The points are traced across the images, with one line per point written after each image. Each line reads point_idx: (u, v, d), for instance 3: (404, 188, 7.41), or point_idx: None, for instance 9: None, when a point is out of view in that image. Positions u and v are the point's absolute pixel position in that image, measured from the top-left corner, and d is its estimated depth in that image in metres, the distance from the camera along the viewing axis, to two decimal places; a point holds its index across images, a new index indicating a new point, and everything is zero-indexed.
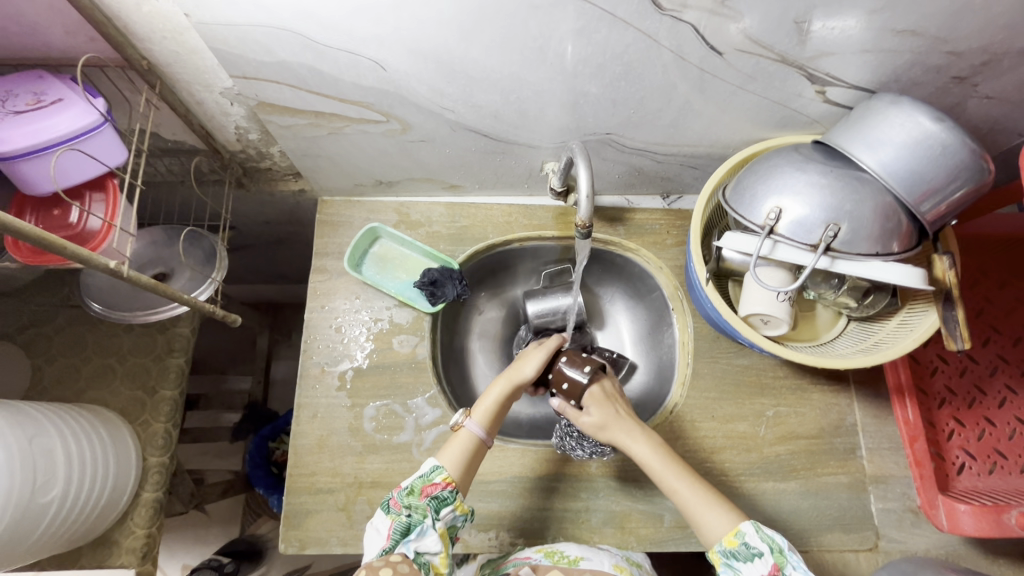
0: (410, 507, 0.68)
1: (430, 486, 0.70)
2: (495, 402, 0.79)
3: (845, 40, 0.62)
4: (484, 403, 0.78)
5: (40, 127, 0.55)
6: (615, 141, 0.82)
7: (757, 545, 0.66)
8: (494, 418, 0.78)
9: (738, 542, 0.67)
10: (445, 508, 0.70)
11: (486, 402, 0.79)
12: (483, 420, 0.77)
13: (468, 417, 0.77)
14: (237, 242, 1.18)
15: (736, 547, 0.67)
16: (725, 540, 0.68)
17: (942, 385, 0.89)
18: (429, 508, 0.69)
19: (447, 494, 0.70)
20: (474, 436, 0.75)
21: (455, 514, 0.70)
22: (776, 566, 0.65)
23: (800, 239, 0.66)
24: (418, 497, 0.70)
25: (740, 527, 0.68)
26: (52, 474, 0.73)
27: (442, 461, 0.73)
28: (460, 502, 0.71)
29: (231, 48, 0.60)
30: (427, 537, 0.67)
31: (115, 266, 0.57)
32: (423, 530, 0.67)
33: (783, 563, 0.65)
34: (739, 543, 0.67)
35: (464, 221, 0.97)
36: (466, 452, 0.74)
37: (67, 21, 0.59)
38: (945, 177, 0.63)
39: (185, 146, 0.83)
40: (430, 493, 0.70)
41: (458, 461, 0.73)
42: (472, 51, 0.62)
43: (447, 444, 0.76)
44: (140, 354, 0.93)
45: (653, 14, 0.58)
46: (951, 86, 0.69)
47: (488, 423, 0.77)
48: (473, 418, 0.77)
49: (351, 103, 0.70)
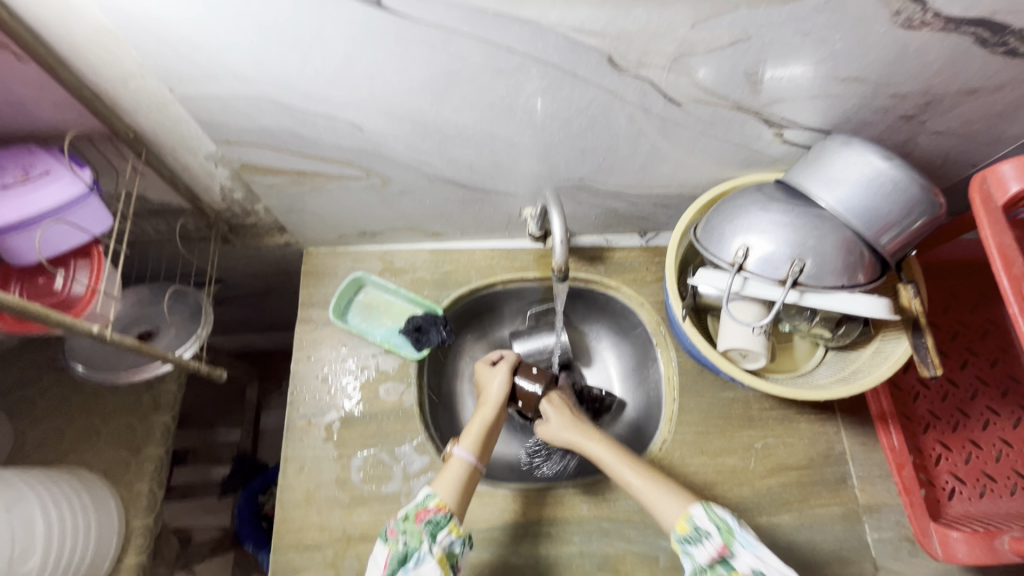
0: (406, 533, 0.69)
1: (422, 511, 0.71)
2: (480, 429, 0.81)
3: (795, 88, 0.66)
4: (471, 431, 0.80)
5: (27, 200, 0.56)
6: (588, 186, 0.85)
7: (705, 527, 0.69)
8: (482, 444, 0.80)
9: (689, 526, 0.69)
10: (441, 531, 0.69)
11: (472, 429, 0.81)
12: (471, 445, 0.79)
13: (456, 445, 0.79)
14: (225, 295, 1.20)
15: (687, 531, 0.69)
16: (676, 528, 0.70)
17: (925, 410, 0.90)
18: (425, 532, 0.69)
19: (439, 517, 0.70)
20: (465, 463, 0.77)
21: (452, 538, 0.70)
22: (724, 545, 0.67)
23: (768, 274, 0.68)
24: (414, 522, 0.70)
25: (689, 511, 0.70)
26: (32, 543, 0.72)
27: (437, 490, 0.74)
28: (454, 524, 0.71)
29: (214, 117, 0.63)
30: (425, 565, 0.67)
31: (98, 330, 0.58)
32: (420, 557, 0.67)
33: (731, 542, 0.67)
34: (689, 527, 0.69)
35: (447, 266, 0.99)
36: (459, 478, 0.75)
37: (56, 98, 0.62)
38: (901, 212, 0.65)
39: (171, 207, 0.85)
40: (423, 518, 0.70)
41: (454, 488, 0.74)
42: (444, 111, 0.65)
43: (439, 475, 0.76)
44: (125, 412, 0.92)
45: (612, 73, 0.61)
46: (900, 124, 0.73)
47: (477, 449, 0.79)
48: (461, 445, 0.79)
49: (332, 162, 0.73)
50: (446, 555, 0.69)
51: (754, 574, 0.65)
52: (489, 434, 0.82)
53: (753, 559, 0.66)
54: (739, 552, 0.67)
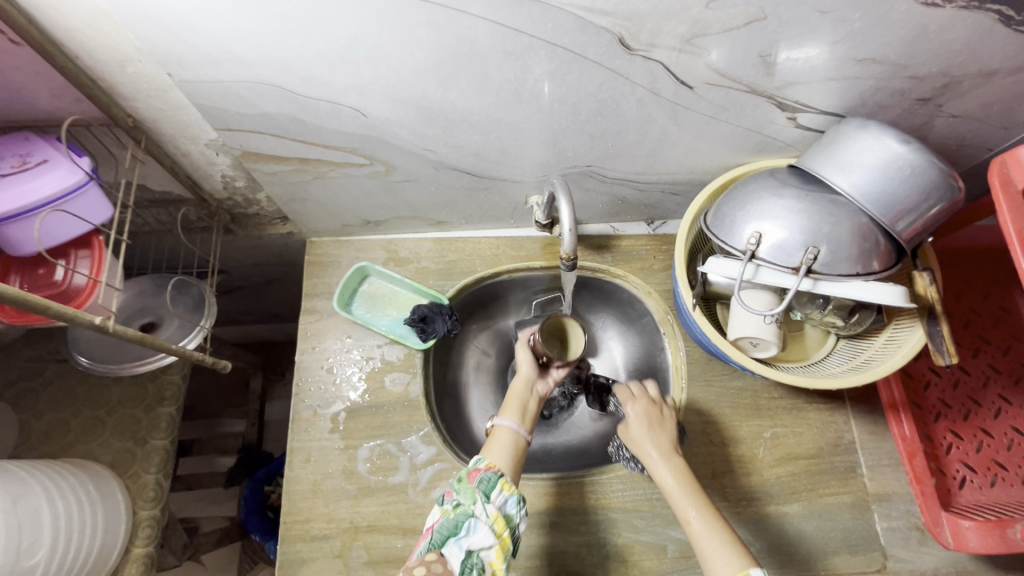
0: (460, 493, 0.68)
1: (474, 470, 0.70)
2: (518, 398, 0.80)
3: (811, 70, 0.64)
4: (510, 401, 0.79)
5: (25, 189, 0.55)
6: (596, 173, 0.84)
7: None
8: (523, 412, 0.79)
9: None
10: (494, 490, 0.68)
11: (511, 399, 0.80)
12: (514, 414, 0.78)
13: (498, 416, 0.78)
14: (227, 285, 1.19)
15: None
16: None
17: (936, 399, 0.89)
18: (479, 492, 0.67)
19: (492, 476, 0.69)
20: (511, 431, 0.76)
21: (506, 496, 0.69)
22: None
23: (781, 262, 0.67)
24: (468, 482, 0.69)
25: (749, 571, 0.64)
26: (39, 536, 0.72)
27: (489, 458, 0.73)
28: (507, 482, 0.69)
29: (214, 103, 0.62)
30: (477, 531, 0.65)
31: (100, 322, 0.57)
32: (473, 525, 0.65)
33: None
34: None
35: (452, 256, 0.98)
36: (510, 447, 0.74)
37: (53, 84, 0.60)
38: (918, 197, 0.64)
39: (172, 196, 0.83)
40: (475, 477, 0.69)
41: (506, 456, 0.73)
42: (450, 95, 0.63)
43: (487, 446, 0.75)
44: (130, 404, 0.92)
45: (623, 54, 0.59)
46: (917, 107, 0.71)
47: (520, 417, 0.78)
48: (504, 416, 0.77)
49: (335, 149, 0.72)
50: (501, 517, 0.67)
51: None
52: (528, 402, 0.80)
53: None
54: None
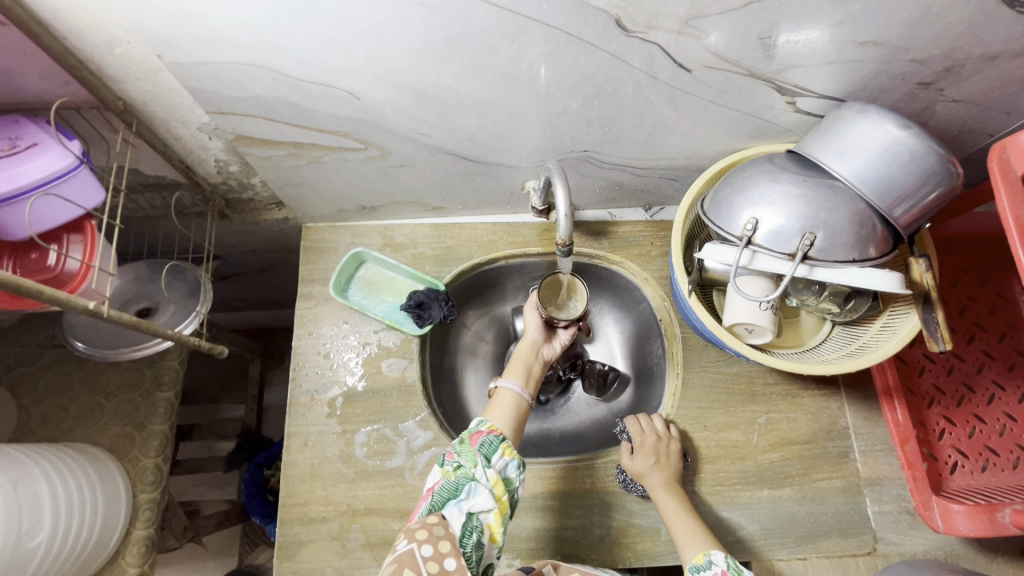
0: (461, 456, 0.69)
1: (476, 434, 0.71)
2: (522, 362, 0.84)
3: (810, 53, 0.63)
4: (515, 364, 0.83)
5: (14, 173, 0.55)
6: (593, 158, 0.83)
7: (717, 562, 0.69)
8: (527, 376, 0.82)
9: (704, 559, 0.70)
10: (496, 454, 0.69)
11: (515, 363, 0.84)
12: (518, 377, 0.81)
13: (502, 378, 0.81)
14: (224, 271, 1.18)
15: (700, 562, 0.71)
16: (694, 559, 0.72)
17: (930, 385, 0.89)
18: (479, 456, 0.68)
19: (493, 439, 0.70)
20: (514, 394, 0.79)
21: (506, 461, 0.70)
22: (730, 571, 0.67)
23: (777, 248, 0.67)
24: (469, 445, 0.70)
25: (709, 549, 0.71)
26: (39, 518, 0.72)
27: (490, 420, 0.75)
28: (508, 447, 0.71)
29: (206, 86, 0.61)
30: (478, 495, 0.66)
31: (94, 306, 0.56)
32: (473, 488, 0.66)
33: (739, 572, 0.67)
34: (703, 559, 0.70)
35: (449, 242, 0.98)
36: (511, 408, 0.77)
37: (41, 66, 0.59)
38: (916, 183, 0.64)
39: (166, 180, 0.83)
40: (477, 441, 0.70)
41: (507, 417, 0.76)
42: (444, 78, 0.62)
43: (490, 408, 0.78)
44: (128, 389, 0.92)
45: (619, 36, 0.59)
46: (917, 92, 0.70)
47: (523, 380, 0.81)
48: (507, 379, 0.81)
49: (329, 133, 0.71)
50: (501, 481, 0.68)
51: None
52: (532, 365, 0.84)
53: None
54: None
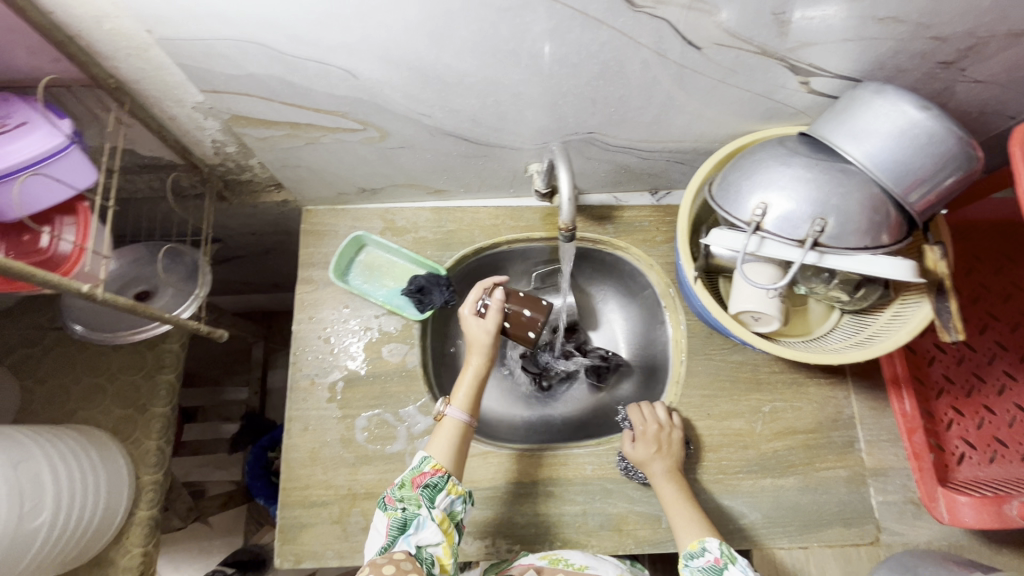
0: (404, 501, 0.69)
1: (419, 475, 0.71)
2: (470, 383, 0.79)
3: (826, 30, 0.60)
4: (463, 385, 0.79)
5: (3, 152, 0.53)
6: (598, 140, 0.81)
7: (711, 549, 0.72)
8: (472, 399, 0.79)
9: (698, 546, 0.73)
10: (439, 494, 0.70)
11: (463, 384, 0.79)
12: (464, 403, 0.78)
13: (450, 405, 0.78)
14: (225, 254, 1.18)
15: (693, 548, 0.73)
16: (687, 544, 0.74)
17: (940, 374, 0.87)
18: (422, 498, 0.69)
19: (437, 480, 0.70)
20: (458, 422, 0.76)
21: (452, 498, 0.71)
22: (721, 558, 0.71)
23: (787, 234, 0.65)
24: (411, 488, 0.70)
25: (704, 537, 0.74)
26: (41, 499, 0.73)
27: (433, 453, 0.74)
28: (453, 485, 0.71)
29: (198, 63, 0.59)
30: (426, 530, 0.67)
31: (89, 290, 0.56)
32: (420, 523, 0.67)
33: (730, 560, 0.70)
34: (697, 546, 0.73)
35: (451, 226, 0.96)
36: (454, 438, 0.75)
37: (29, 42, 0.57)
38: (933, 167, 0.61)
39: (163, 161, 0.81)
40: (420, 483, 0.70)
41: (448, 450, 0.74)
42: (444, 56, 0.60)
43: (433, 437, 0.76)
44: (129, 371, 0.92)
45: (626, 12, 0.56)
46: (938, 71, 0.67)
47: (469, 405, 0.78)
48: (454, 405, 0.77)
49: (326, 113, 0.69)
50: (446, 517, 0.70)
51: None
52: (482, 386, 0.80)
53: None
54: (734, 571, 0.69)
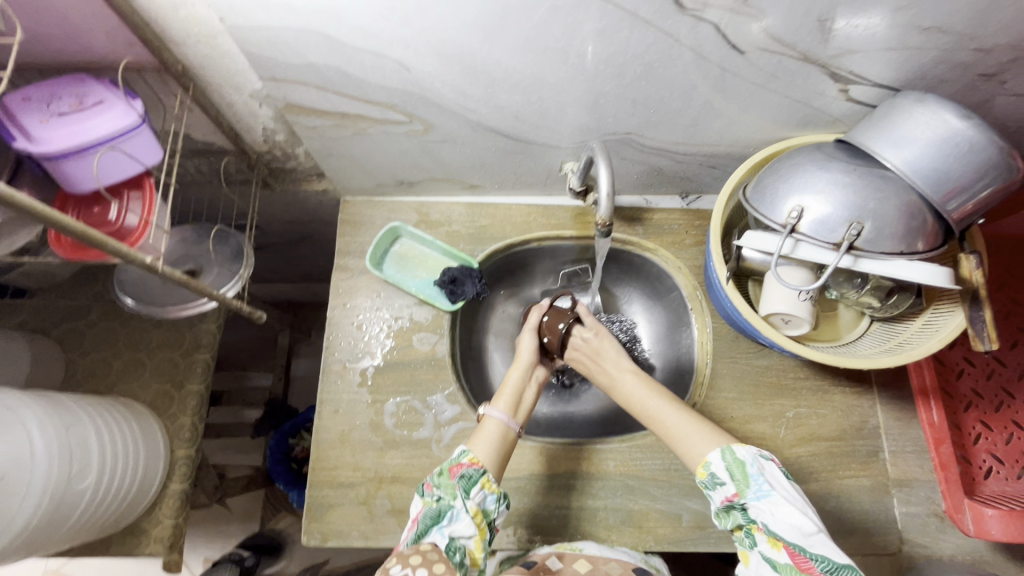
0: (440, 488, 0.70)
1: (455, 466, 0.72)
2: (513, 388, 0.81)
3: (869, 38, 0.62)
4: (505, 390, 0.81)
5: (83, 127, 0.57)
6: (634, 141, 0.82)
7: (720, 475, 0.69)
8: (516, 406, 0.80)
9: (705, 473, 0.70)
10: (474, 487, 0.70)
11: (505, 389, 0.81)
12: (506, 406, 0.79)
13: (490, 405, 0.79)
14: (260, 241, 1.21)
15: (704, 477, 0.70)
16: (696, 473, 0.72)
17: (968, 388, 0.87)
18: (459, 488, 0.70)
19: (472, 473, 0.71)
20: (500, 423, 0.77)
21: (485, 493, 0.71)
22: (737, 494, 0.68)
23: (823, 237, 0.65)
24: (448, 477, 0.71)
25: (709, 457, 0.71)
26: (88, 463, 0.76)
27: (473, 450, 0.75)
28: (487, 481, 0.72)
29: (263, 51, 0.62)
30: (459, 521, 0.68)
31: (152, 261, 0.58)
32: (454, 514, 0.68)
33: (744, 492, 0.68)
34: (706, 473, 0.70)
35: (483, 221, 0.98)
36: (496, 438, 0.76)
37: (108, 26, 0.61)
38: (972, 175, 0.62)
39: (214, 147, 0.85)
40: (457, 473, 0.71)
41: (489, 448, 0.75)
42: (495, 52, 0.63)
43: (473, 437, 0.77)
44: (168, 349, 0.95)
45: (675, 14, 0.58)
46: (978, 84, 0.68)
47: (512, 409, 0.79)
48: (496, 406, 0.79)
49: (376, 104, 0.72)
50: (480, 512, 0.70)
51: (766, 527, 0.65)
52: (523, 393, 0.82)
53: (765, 510, 0.66)
54: (751, 503, 0.67)
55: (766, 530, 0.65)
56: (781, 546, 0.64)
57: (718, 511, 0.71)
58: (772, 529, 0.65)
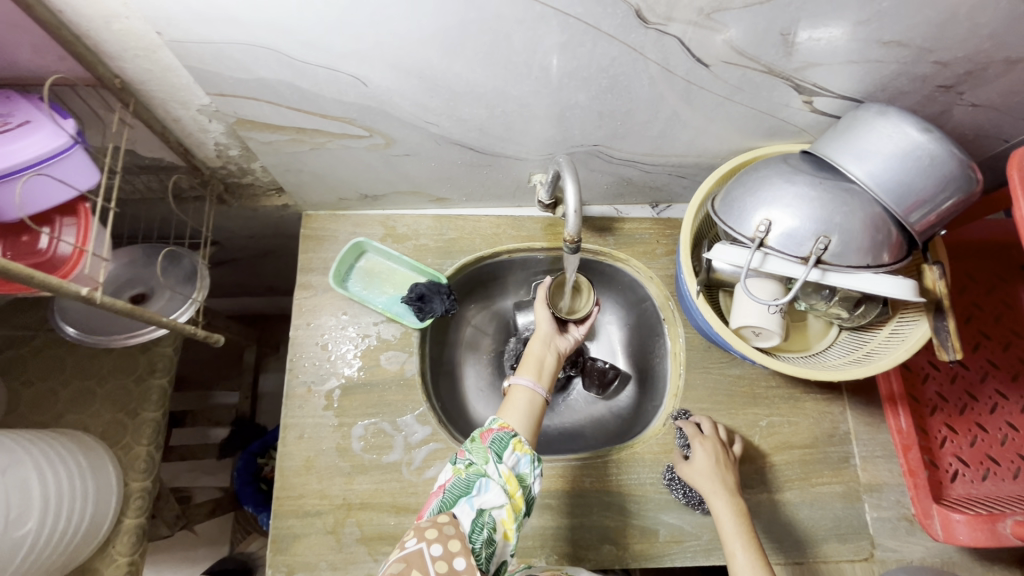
0: (473, 453, 0.67)
1: (487, 431, 0.69)
2: (534, 357, 0.80)
3: (832, 51, 0.61)
4: (526, 360, 0.80)
5: (6, 151, 0.52)
6: (602, 152, 0.81)
7: None
8: (541, 372, 0.79)
9: None
10: (506, 450, 0.67)
11: (528, 359, 0.80)
12: (531, 373, 0.78)
13: (515, 376, 0.78)
14: (221, 257, 1.16)
15: None
16: None
17: (933, 392, 0.89)
18: (491, 452, 0.67)
19: (504, 435, 0.69)
20: (528, 390, 0.76)
21: (518, 457, 0.68)
22: None
23: (790, 251, 0.65)
24: (480, 442, 0.68)
25: None
26: (26, 506, 0.71)
27: (505, 418, 0.73)
28: (520, 442, 0.69)
29: (206, 65, 0.58)
30: (490, 491, 0.64)
31: (88, 293, 0.54)
32: (484, 484, 0.64)
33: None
34: None
35: (452, 233, 0.96)
36: (525, 405, 0.74)
37: (35, 39, 0.57)
38: (934, 188, 0.62)
39: (163, 162, 0.80)
40: (488, 437, 0.68)
41: (521, 415, 0.73)
42: (455, 66, 0.60)
43: (503, 407, 0.75)
44: (120, 375, 0.90)
45: (638, 28, 0.57)
46: (937, 95, 0.69)
47: (537, 375, 0.78)
48: (520, 375, 0.78)
49: (333, 119, 0.69)
50: (514, 477, 0.66)
51: None
52: (546, 360, 0.81)
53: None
54: None
55: None
56: None
57: None
58: None
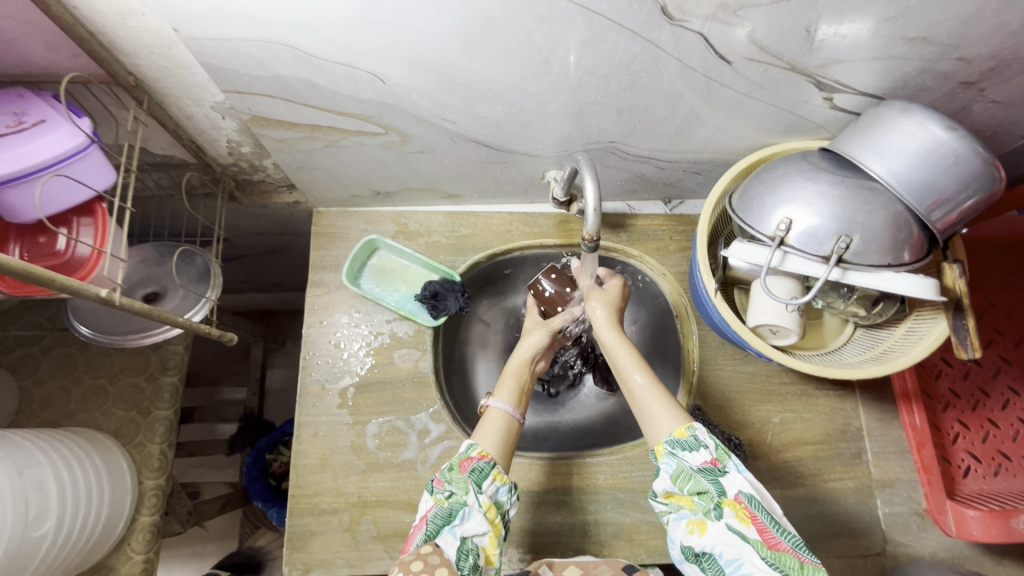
0: (452, 483, 0.65)
1: (465, 461, 0.67)
2: (514, 377, 0.76)
3: (855, 48, 0.61)
4: (505, 380, 0.76)
5: (22, 152, 0.52)
6: (618, 149, 0.80)
7: (705, 438, 0.65)
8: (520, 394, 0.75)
9: (688, 433, 0.65)
10: (486, 480, 0.66)
11: (506, 377, 0.77)
12: (508, 396, 0.74)
13: (491, 397, 0.75)
14: (229, 253, 1.16)
15: (684, 437, 0.65)
16: (674, 433, 0.66)
17: (946, 388, 0.89)
18: (470, 482, 0.65)
19: (483, 465, 0.66)
20: (504, 414, 0.73)
21: (497, 486, 0.67)
22: (718, 458, 0.63)
23: (811, 250, 0.65)
24: (458, 472, 0.66)
25: (692, 422, 0.67)
26: (46, 506, 0.70)
27: (480, 442, 0.70)
28: (499, 472, 0.67)
29: (223, 63, 0.57)
30: (471, 519, 0.63)
31: (107, 294, 0.54)
32: (466, 514, 0.63)
33: (725, 459, 0.64)
34: (688, 433, 0.65)
35: (464, 230, 0.95)
36: (501, 429, 0.72)
37: (49, 37, 0.56)
38: (956, 186, 0.62)
39: (175, 160, 0.79)
40: (467, 467, 0.66)
41: (495, 440, 0.70)
42: (475, 63, 0.59)
43: (478, 427, 0.72)
44: (131, 373, 0.90)
45: (662, 24, 0.56)
46: (958, 91, 0.68)
47: (514, 397, 0.74)
48: (497, 397, 0.74)
49: (349, 116, 0.68)
50: (493, 506, 0.65)
51: (743, 496, 0.61)
52: (527, 381, 0.77)
53: (744, 482, 0.62)
54: (731, 472, 0.63)
55: (741, 502, 0.61)
56: (752, 519, 0.60)
57: (681, 476, 0.63)
58: (748, 500, 0.61)
